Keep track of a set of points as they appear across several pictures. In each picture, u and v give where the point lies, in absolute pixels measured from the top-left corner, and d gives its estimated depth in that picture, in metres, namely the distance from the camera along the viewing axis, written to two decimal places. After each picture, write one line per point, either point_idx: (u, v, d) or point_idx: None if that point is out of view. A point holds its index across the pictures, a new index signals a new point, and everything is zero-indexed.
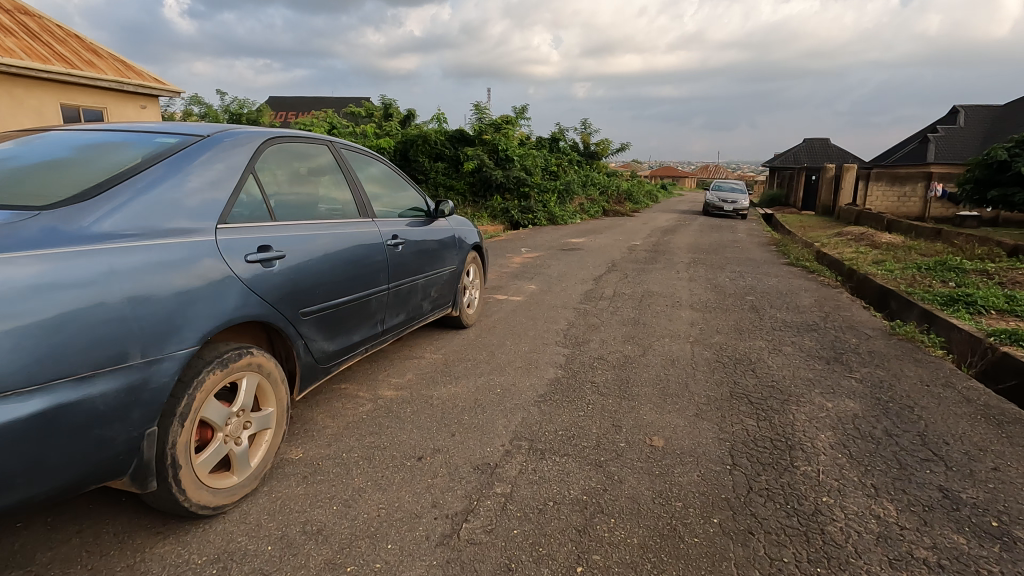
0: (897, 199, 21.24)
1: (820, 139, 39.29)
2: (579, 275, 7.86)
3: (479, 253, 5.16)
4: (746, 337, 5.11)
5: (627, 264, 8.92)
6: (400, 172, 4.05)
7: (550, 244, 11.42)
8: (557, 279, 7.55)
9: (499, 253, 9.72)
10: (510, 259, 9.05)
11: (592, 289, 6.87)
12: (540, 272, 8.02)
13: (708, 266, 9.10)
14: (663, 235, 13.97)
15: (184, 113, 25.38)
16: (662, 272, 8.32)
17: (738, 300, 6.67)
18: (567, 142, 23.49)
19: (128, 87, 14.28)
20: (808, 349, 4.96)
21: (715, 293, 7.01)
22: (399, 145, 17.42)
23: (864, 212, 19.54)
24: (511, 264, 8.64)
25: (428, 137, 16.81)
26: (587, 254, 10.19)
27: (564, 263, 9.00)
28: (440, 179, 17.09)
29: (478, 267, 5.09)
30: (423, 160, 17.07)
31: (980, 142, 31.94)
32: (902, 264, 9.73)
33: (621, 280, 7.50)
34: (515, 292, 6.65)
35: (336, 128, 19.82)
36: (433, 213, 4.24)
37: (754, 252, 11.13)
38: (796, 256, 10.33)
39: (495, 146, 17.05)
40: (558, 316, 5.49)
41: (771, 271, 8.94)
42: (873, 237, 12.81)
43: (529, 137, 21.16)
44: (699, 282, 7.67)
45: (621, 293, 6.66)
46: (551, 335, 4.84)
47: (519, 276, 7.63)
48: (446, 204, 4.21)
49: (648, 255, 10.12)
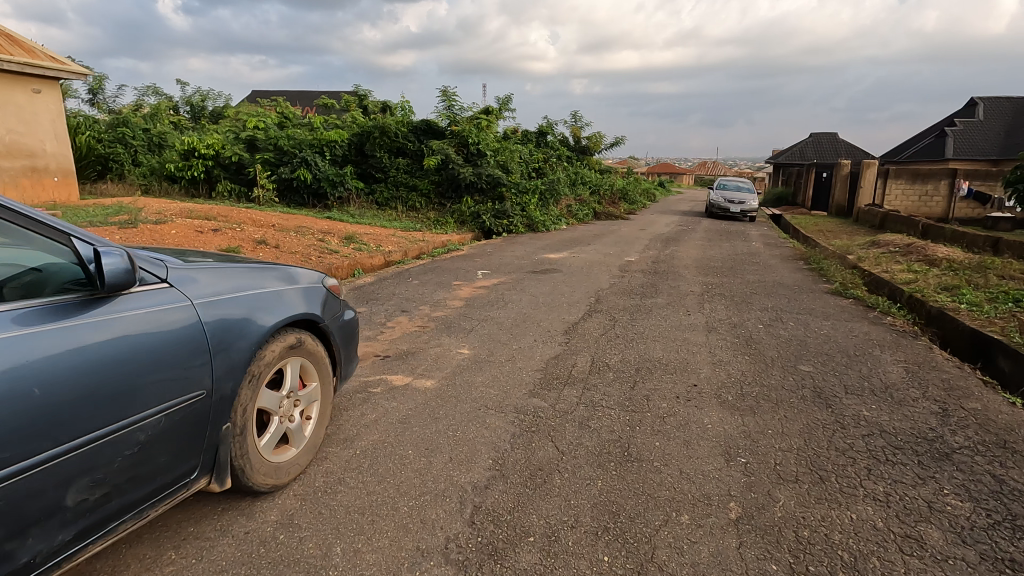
0: (918, 199, 18.85)
1: (829, 134, 36.76)
2: (544, 322, 5.36)
3: (314, 330, 2.69)
4: (840, 500, 2.61)
5: (616, 298, 6.43)
6: (68, 261, 1.76)
7: (521, 261, 8.95)
8: (509, 330, 5.05)
9: (443, 279, 7.26)
10: (455, 291, 6.57)
11: (558, 355, 4.39)
12: (489, 316, 5.53)
13: (728, 299, 6.64)
14: (664, 246, 11.52)
15: (135, 104, 22.99)
16: (666, 313, 5.86)
17: (791, 377, 4.18)
18: (553, 134, 20.92)
19: (10, 66, 11.78)
20: (972, 533, 2.42)
21: (748, 358, 4.55)
22: (355, 138, 15.26)
23: (889, 215, 17.01)
24: (453, 300, 6.14)
25: (386, 127, 14.51)
26: (564, 278, 7.70)
27: (528, 295, 6.49)
28: (402, 177, 14.60)
29: (318, 358, 2.66)
30: (382, 155, 14.80)
31: (1002, 137, 29.43)
32: (985, 292, 7.23)
33: (605, 333, 5.00)
34: (432, 363, 4.15)
35: (289, 118, 17.35)
36: (87, 273, 1.71)
37: (782, 273, 8.66)
38: (840, 281, 7.87)
39: (465, 139, 14.58)
40: (479, 438, 2.99)
41: (814, 307, 6.48)
42: (925, 249, 10.32)
43: (510, 130, 18.81)
44: (720, 333, 5.19)
45: (601, 364, 4.18)
46: (441, 513, 2.33)
47: (455, 327, 5.12)
48: (109, 262, 1.68)
49: (645, 279, 7.68)
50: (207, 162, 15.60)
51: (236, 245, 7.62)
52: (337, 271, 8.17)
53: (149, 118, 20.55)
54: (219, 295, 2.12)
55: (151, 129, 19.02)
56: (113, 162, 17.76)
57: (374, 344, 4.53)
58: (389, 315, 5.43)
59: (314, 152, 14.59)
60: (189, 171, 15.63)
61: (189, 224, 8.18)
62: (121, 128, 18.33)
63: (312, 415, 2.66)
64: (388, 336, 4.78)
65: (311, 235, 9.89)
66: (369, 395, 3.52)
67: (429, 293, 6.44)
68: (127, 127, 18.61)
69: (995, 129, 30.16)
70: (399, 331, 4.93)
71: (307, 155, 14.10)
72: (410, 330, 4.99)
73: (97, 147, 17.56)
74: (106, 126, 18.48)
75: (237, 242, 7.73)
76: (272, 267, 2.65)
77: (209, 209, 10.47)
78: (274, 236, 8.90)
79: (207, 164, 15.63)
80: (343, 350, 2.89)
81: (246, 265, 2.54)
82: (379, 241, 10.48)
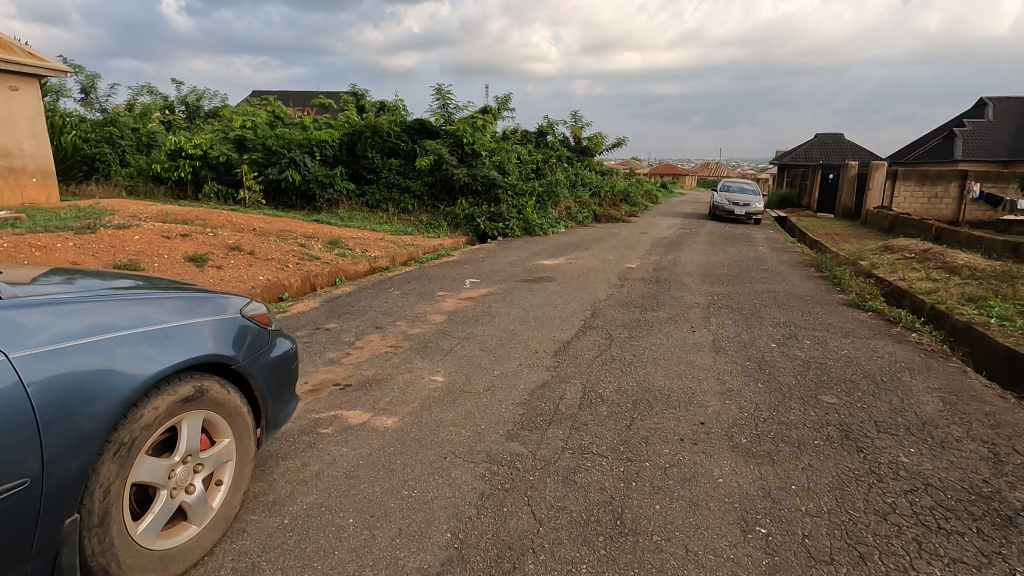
0: (928, 201, 18.28)
1: (835, 134, 36.12)
2: (532, 341, 4.82)
3: (229, 374, 2.16)
4: None
5: (614, 311, 5.88)
6: None
7: (513, 268, 8.40)
8: (493, 351, 4.51)
9: (427, 289, 6.72)
10: (438, 303, 6.03)
11: (545, 383, 3.84)
12: (472, 334, 4.98)
13: (736, 313, 6.09)
14: (666, 251, 10.96)
15: (127, 104, 22.52)
16: (669, 329, 5.32)
17: (813, 411, 3.63)
18: (553, 135, 20.38)
19: None
20: None
21: (762, 386, 4.00)
22: (347, 138, 14.77)
23: (899, 218, 16.42)
24: (434, 314, 5.60)
25: (378, 127, 14.00)
26: (558, 287, 7.15)
27: (517, 308, 5.94)
28: (394, 178, 14.07)
29: (231, 408, 2.11)
30: (374, 156, 14.29)
31: (1012, 137, 28.76)
32: (1013, 304, 6.67)
33: (601, 355, 4.46)
34: (399, 394, 3.61)
35: (280, 117, 16.85)
36: None
37: (792, 282, 8.10)
38: (856, 290, 7.31)
39: (459, 138, 14.05)
40: (439, 500, 2.44)
41: (830, 322, 5.92)
42: (943, 256, 9.75)
43: (508, 130, 18.28)
44: (729, 355, 4.64)
45: (594, 396, 3.64)
46: None
47: (432, 347, 4.57)
48: None
49: (646, 289, 7.13)
50: (194, 163, 15.10)
51: (205, 251, 7.07)
52: (317, 280, 7.63)
53: (139, 118, 20.09)
54: (64, 339, 1.62)
55: (140, 129, 18.53)
56: (99, 163, 17.25)
57: (337, 369, 3.99)
58: (361, 332, 4.89)
59: (304, 153, 14.08)
60: (175, 172, 15.14)
61: (157, 228, 7.65)
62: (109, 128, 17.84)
63: (223, 479, 2.12)
64: (356, 358, 4.24)
65: (293, 239, 9.35)
66: (317, 437, 2.99)
67: (409, 305, 5.90)
68: (115, 127, 18.12)
69: (1005, 129, 29.48)
70: (368, 352, 4.39)
71: (296, 156, 13.58)
72: (381, 350, 4.45)
73: (83, 147, 17.04)
74: (93, 126, 18.01)
75: (207, 248, 7.19)
76: (184, 295, 2.14)
77: (189, 211, 10.00)
78: (251, 240, 8.38)
79: (194, 165, 15.12)
80: (269, 395, 2.33)
81: (144, 294, 2.04)
82: (365, 245, 9.95)
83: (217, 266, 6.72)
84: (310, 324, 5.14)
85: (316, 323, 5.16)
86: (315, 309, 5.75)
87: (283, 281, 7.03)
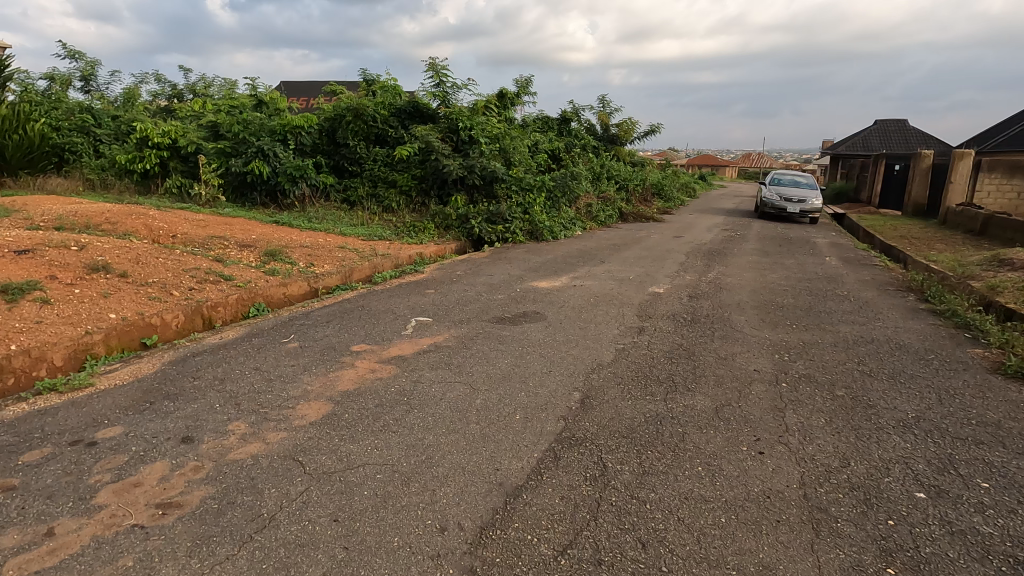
0: (1019, 196, 15.09)
1: (896, 121, 32.17)
2: (445, 487, 2.51)
3: None
4: None
5: (621, 397, 3.50)
6: None
7: (489, 296, 6.07)
8: (348, 527, 2.22)
9: (337, 341, 4.46)
10: (335, 373, 3.78)
11: None
12: (343, 459, 2.71)
13: (830, 400, 3.63)
14: (708, 265, 8.43)
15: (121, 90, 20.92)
16: (717, 449, 2.92)
17: None
18: (577, 121, 17.81)
19: None
20: None
21: None
22: (328, 124, 12.71)
23: (993, 218, 13.34)
24: (309, 402, 3.35)
25: (361, 108, 11.89)
26: (544, 334, 4.80)
27: (458, 386, 3.63)
28: (378, 171, 11.94)
29: None
30: (356, 144, 12.18)
31: None
32: None
33: (570, 549, 2.12)
34: None
35: (264, 100, 14.80)
36: None
37: (897, 325, 5.52)
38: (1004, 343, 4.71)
39: (454, 123, 11.77)
40: None
41: (991, 421, 3.42)
42: None
43: (522, 116, 15.91)
44: (849, 547, 2.21)
45: None
46: None
47: (240, 508, 2.32)
48: None
49: (675, 340, 4.72)
50: (161, 153, 13.29)
51: (42, 276, 5.01)
52: (215, 312, 5.50)
53: (126, 104, 18.46)
54: None
55: (120, 117, 16.82)
56: (70, 153, 15.66)
57: None
58: (140, 455, 2.67)
59: (274, 141, 12.04)
60: (140, 164, 13.32)
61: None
62: (83, 115, 16.22)
63: None
64: (50, 555, 2.01)
65: (217, 251, 7.27)
66: None
67: (284, 378, 3.66)
68: (90, 114, 16.51)
69: None
70: (93, 530, 2.15)
71: (264, 144, 11.54)
72: (126, 522, 2.19)
73: (52, 136, 15.49)
74: (66, 112, 16.39)
75: (49, 270, 5.13)
76: None
77: (104, 213, 8.13)
78: (147, 254, 6.29)
79: (161, 155, 13.31)
80: None
81: None
82: (314, 257, 7.77)
83: (42, 300, 4.62)
84: (78, 428, 2.95)
85: (90, 425, 2.97)
86: (135, 384, 3.58)
87: (149, 319, 4.90)
